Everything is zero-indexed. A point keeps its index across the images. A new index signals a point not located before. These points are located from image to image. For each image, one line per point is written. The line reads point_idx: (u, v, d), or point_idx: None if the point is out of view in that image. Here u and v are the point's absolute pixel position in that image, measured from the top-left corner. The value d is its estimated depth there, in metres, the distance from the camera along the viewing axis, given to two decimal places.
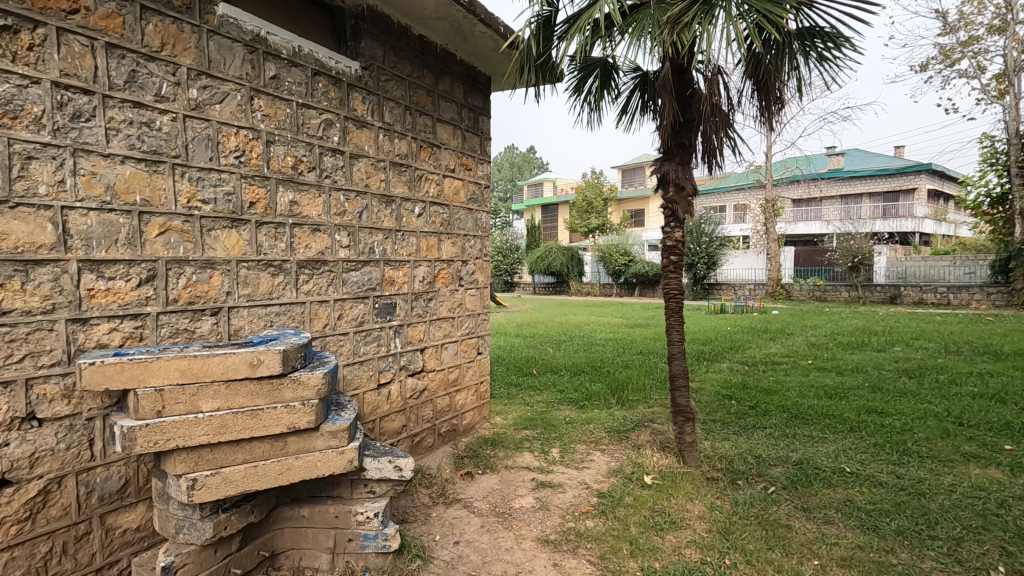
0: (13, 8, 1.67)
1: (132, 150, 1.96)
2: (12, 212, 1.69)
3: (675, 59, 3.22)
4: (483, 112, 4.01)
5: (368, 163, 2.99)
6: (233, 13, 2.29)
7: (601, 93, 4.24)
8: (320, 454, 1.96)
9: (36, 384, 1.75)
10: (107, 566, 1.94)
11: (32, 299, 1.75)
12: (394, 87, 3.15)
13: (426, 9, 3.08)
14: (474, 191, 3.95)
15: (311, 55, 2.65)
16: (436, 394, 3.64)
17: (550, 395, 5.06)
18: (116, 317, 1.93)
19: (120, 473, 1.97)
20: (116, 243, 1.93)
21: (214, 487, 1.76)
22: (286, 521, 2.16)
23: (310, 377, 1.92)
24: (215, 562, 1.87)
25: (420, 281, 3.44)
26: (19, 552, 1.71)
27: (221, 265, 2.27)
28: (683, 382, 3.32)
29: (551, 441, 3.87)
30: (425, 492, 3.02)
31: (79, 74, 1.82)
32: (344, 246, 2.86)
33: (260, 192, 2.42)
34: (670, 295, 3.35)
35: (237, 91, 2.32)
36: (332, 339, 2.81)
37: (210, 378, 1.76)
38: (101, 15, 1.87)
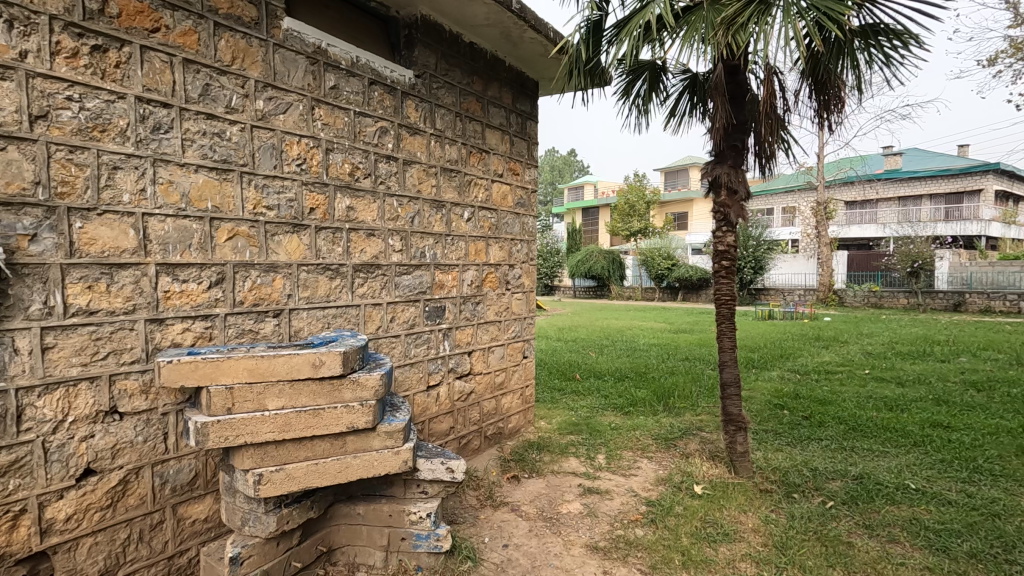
0: (102, 29, 1.78)
1: (204, 159, 2.07)
2: (99, 218, 1.80)
3: (729, 60, 3.15)
4: (530, 117, 4.03)
5: (421, 169, 3.05)
6: (297, 26, 2.38)
7: (649, 96, 4.19)
8: (377, 454, 2.01)
9: (118, 379, 1.87)
10: (178, 554, 2.05)
11: (116, 299, 1.86)
12: (445, 94, 3.21)
13: (476, 17, 3.12)
14: (521, 196, 3.98)
15: (368, 65, 2.73)
16: (483, 397, 3.67)
17: (594, 400, 5.03)
18: (189, 318, 2.04)
19: (190, 466, 2.08)
20: (190, 247, 2.04)
21: (279, 482, 1.84)
22: (342, 518, 2.23)
23: (368, 378, 1.97)
24: (277, 555, 1.95)
25: (469, 284, 3.48)
26: (101, 538, 1.83)
27: (284, 269, 2.36)
28: (735, 391, 3.24)
29: (597, 447, 3.84)
30: (472, 494, 3.05)
31: (159, 88, 1.93)
32: (397, 250, 2.92)
33: (320, 198, 2.50)
34: (721, 301, 3.28)
35: (300, 101, 2.41)
36: (384, 341, 2.88)
37: (275, 377, 1.82)
38: (179, 33, 1.98)
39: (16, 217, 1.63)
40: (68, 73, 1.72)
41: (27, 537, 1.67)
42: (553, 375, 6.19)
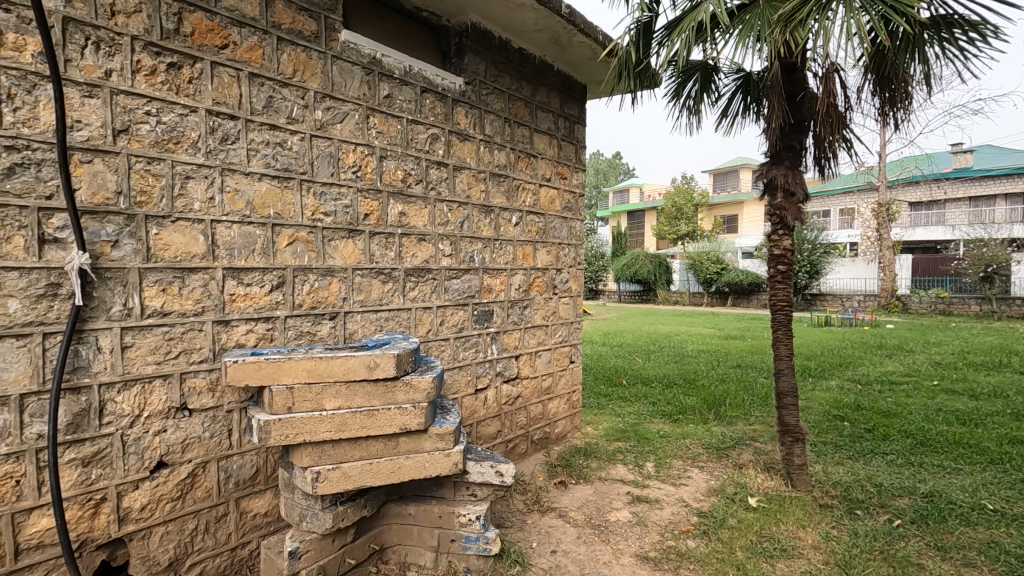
0: (178, 47, 1.90)
1: (267, 168, 2.16)
2: (173, 225, 1.91)
3: (786, 58, 3.04)
4: (578, 121, 4.02)
5: (470, 174, 3.09)
6: (353, 38, 2.46)
7: (700, 97, 4.11)
8: (429, 455, 2.04)
9: (188, 377, 1.97)
10: (240, 546, 2.14)
11: (187, 302, 1.96)
12: (494, 99, 3.24)
13: (526, 23, 3.13)
14: (569, 200, 3.97)
15: (420, 73, 2.78)
16: (530, 401, 3.67)
17: (641, 407, 4.94)
18: (252, 319, 2.13)
19: (252, 462, 2.17)
20: (253, 252, 2.13)
21: (335, 481, 1.89)
22: (394, 517, 2.27)
23: (420, 381, 2.01)
24: (333, 551, 2.01)
25: (516, 288, 3.49)
26: (171, 528, 1.93)
27: (340, 273, 2.44)
28: (792, 400, 3.11)
29: (645, 454, 3.77)
30: (520, 498, 3.05)
31: (227, 101, 2.04)
32: (447, 254, 2.97)
33: (374, 204, 2.57)
34: (777, 307, 3.16)
35: (356, 110, 2.48)
36: (434, 344, 2.92)
37: (332, 378, 1.88)
38: (246, 48, 2.08)
39: (100, 224, 1.75)
40: (147, 89, 1.84)
41: (107, 523, 1.79)
42: (599, 381, 6.12)
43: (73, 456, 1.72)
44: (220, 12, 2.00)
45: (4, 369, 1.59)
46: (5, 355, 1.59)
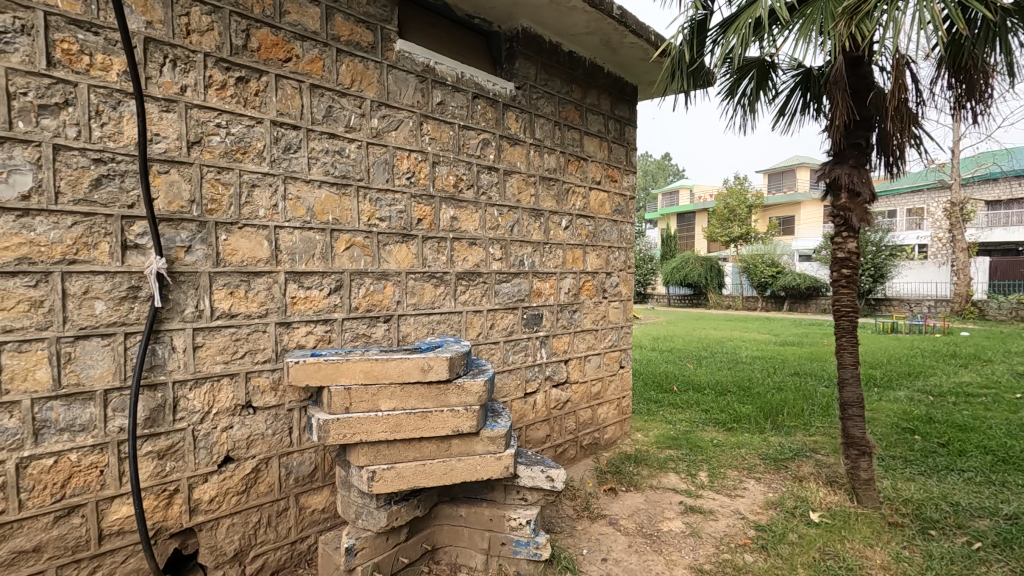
0: (245, 62, 2.00)
1: (327, 175, 2.24)
2: (240, 231, 2.01)
3: (851, 53, 2.90)
4: (629, 122, 3.97)
5: (520, 179, 3.10)
6: (408, 47, 2.52)
7: (757, 95, 3.98)
8: (480, 458, 2.06)
9: (253, 377, 2.06)
10: (299, 540, 2.21)
11: (252, 304, 2.06)
12: (544, 103, 3.24)
13: (576, 26, 3.12)
14: (620, 203, 3.92)
15: (472, 79, 2.82)
16: (579, 406, 3.64)
17: (694, 414, 4.81)
18: (312, 322, 2.21)
19: (311, 459, 2.24)
20: (313, 257, 2.21)
21: (389, 480, 1.93)
22: (445, 518, 2.30)
23: (472, 384, 2.02)
24: (387, 549, 2.05)
25: (566, 292, 3.47)
26: (237, 520, 2.03)
27: (393, 276, 2.50)
28: (858, 411, 2.96)
29: (698, 463, 3.67)
30: (569, 504, 3.03)
31: (290, 112, 2.13)
32: (497, 258, 2.99)
33: (426, 209, 2.62)
34: (841, 313, 3.02)
35: (410, 118, 2.54)
36: (484, 347, 2.94)
37: (387, 379, 1.93)
38: (307, 61, 2.17)
39: (175, 231, 1.86)
40: (218, 103, 1.94)
41: (179, 513, 1.89)
42: (648, 386, 6.00)
43: (150, 449, 1.82)
44: (283, 27, 2.10)
45: (90, 366, 1.71)
46: (91, 353, 1.71)
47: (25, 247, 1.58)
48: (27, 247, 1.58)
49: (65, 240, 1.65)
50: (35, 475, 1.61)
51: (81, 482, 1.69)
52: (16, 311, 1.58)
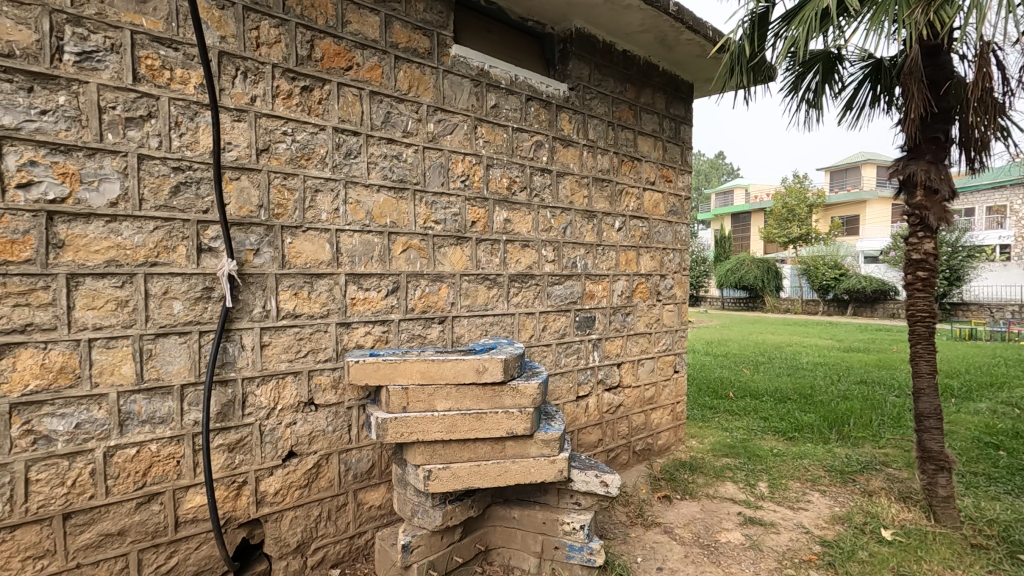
0: (310, 72, 2.07)
1: (385, 180, 2.29)
2: (304, 235, 2.08)
3: (928, 41, 2.72)
4: (685, 121, 3.87)
5: (573, 180, 3.08)
6: (463, 52, 2.55)
7: (822, 89, 3.80)
8: (535, 460, 2.05)
9: (315, 375, 2.14)
10: (357, 535, 2.28)
11: (315, 305, 2.13)
12: (598, 104, 3.20)
13: (631, 24, 3.07)
14: (674, 203, 3.83)
15: (525, 82, 2.82)
16: (633, 411, 3.58)
17: (751, 422, 4.63)
18: (370, 322, 2.27)
19: (369, 456, 2.30)
20: (372, 259, 2.27)
21: (445, 480, 1.96)
22: (499, 519, 2.31)
23: (526, 386, 2.02)
24: (442, 547, 2.08)
25: (619, 295, 3.42)
26: (299, 512, 2.10)
27: (448, 278, 2.53)
28: (935, 424, 2.77)
29: (758, 473, 3.53)
30: (623, 510, 2.98)
31: (351, 119, 2.19)
32: (550, 260, 2.98)
33: (480, 212, 2.64)
34: (916, 318, 2.83)
35: (465, 121, 2.57)
36: (537, 350, 2.94)
37: (443, 380, 1.95)
38: (367, 68, 2.23)
39: (245, 234, 1.95)
40: (284, 112, 2.02)
41: (247, 504, 1.98)
42: (703, 392, 5.83)
43: (221, 442, 1.92)
44: (345, 36, 2.16)
45: (169, 362, 1.81)
46: (170, 350, 1.82)
47: (113, 250, 1.70)
48: (114, 250, 1.70)
49: (147, 244, 1.76)
50: (120, 464, 1.72)
51: (159, 471, 1.80)
52: (104, 309, 1.69)
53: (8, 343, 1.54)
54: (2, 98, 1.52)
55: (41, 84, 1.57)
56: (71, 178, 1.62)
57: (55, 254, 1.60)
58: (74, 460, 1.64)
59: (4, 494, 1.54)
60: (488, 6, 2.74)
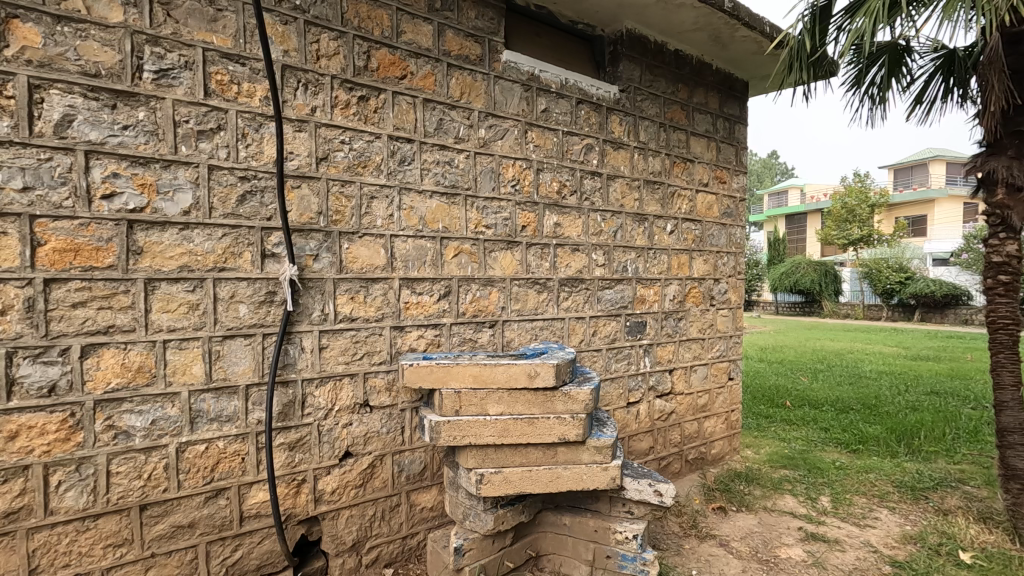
0: (366, 82, 2.13)
1: (437, 186, 2.33)
2: (360, 240, 2.14)
3: (1009, 28, 2.54)
4: (740, 120, 3.75)
5: (624, 183, 3.04)
6: (514, 58, 2.56)
7: (888, 83, 3.61)
8: (587, 468, 2.02)
9: (370, 377, 2.18)
10: (410, 535, 2.31)
11: (370, 308, 2.18)
12: (649, 105, 3.15)
13: (684, 23, 3.00)
14: (729, 205, 3.72)
15: (576, 85, 2.81)
16: (685, 418, 3.49)
17: (811, 433, 4.43)
18: (423, 326, 2.31)
19: (421, 458, 2.33)
20: (425, 264, 2.30)
21: (497, 484, 1.96)
22: (549, 525, 2.29)
23: (579, 392, 1.99)
24: (493, 552, 2.08)
25: (671, 299, 3.35)
26: (355, 512, 2.15)
27: (498, 283, 2.54)
28: (1018, 440, 2.58)
29: (819, 486, 3.37)
30: (675, 521, 2.90)
31: (405, 127, 2.24)
32: (600, 264, 2.94)
33: (531, 216, 2.64)
34: (997, 325, 2.64)
35: (515, 126, 2.57)
36: (587, 355, 2.90)
37: (496, 385, 1.95)
38: (421, 77, 2.27)
39: (305, 240, 2.02)
40: (342, 121, 2.08)
41: (306, 502, 2.04)
42: (757, 400, 5.62)
43: (282, 441, 1.99)
44: (400, 46, 2.21)
45: (235, 363, 1.89)
46: (236, 351, 1.90)
47: (185, 256, 1.79)
48: (187, 256, 1.79)
49: (216, 250, 1.84)
50: (191, 459, 1.81)
51: (226, 467, 1.88)
52: (177, 312, 1.78)
53: (93, 343, 1.64)
54: (90, 115, 1.63)
55: (123, 101, 1.68)
56: (150, 188, 1.72)
57: (134, 260, 1.70)
58: (150, 454, 1.74)
59: (89, 484, 1.65)
60: (538, 11, 2.74)
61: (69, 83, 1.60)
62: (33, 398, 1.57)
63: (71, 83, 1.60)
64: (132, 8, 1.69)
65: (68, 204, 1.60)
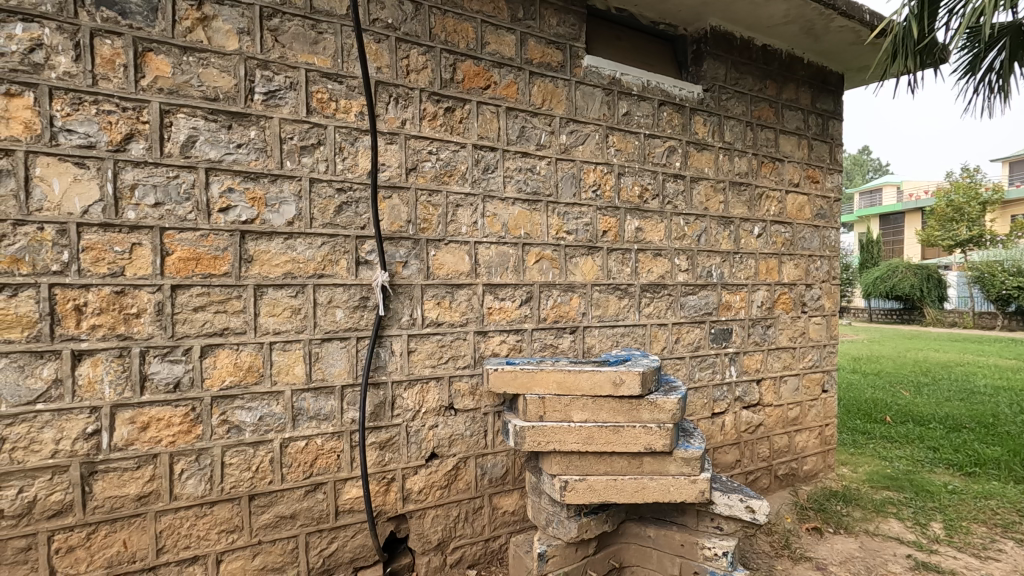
0: (453, 93, 2.20)
1: (520, 193, 2.36)
2: (446, 247, 2.20)
3: None
4: (835, 115, 3.53)
5: (708, 185, 2.94)
6: (595, 62, 2.55)
7: (1010, 68, 3.28)
8: (674, 479, 1.96)
9: (455, 381, 2.24)
10: (492, 538, 2.34)
11: (455, 313, 2.23)
12: (735, 104, 3.03)
13: (773, 16, 2.87)
14: (822, 206, 3.50)
15: (658, 86, 2.75)
16: (774, 431, 3.31)
17: (917, 452, 4.06)
18: (505, 331, 2.34)
19: (503, 462, 2.36)
20: (507, 270, 2.34)
21: (581, 492, 1.94)
22: (633, 536, 2.24)
23: (665, 401, 1.94)
24: (576, 560, 2.06)
25: (759, 306, 3.19)
26: (440, 512, 2.21)
27: (579, 288, 2.52)
28: None
29: (929, 511, 3.08)
30: (766, 540, 2.75)
31: (489, 135, 2.28)
32: (683, 269, 2.86)
33: (612, 221, 2.61)
34: None
35: (596, 131, 2.56)
36: (669, 363, 2.83)
37: (580, 391, 1.94)
38: (504, 86, 2.31)
39: (396, 248, 2.10)
40: (430, 133, 2.16)
41: (395, 500, 2.12)
42: (853, 415, 5.22)
43: (374, 440, 2.08)
44: (484, 57, 2.26)
45: (332, 364, 2.00)
46: (333, 353, 2.00)
47: (290, 264, 1.92)
48: (291, 264, 1.92)
49: (316, 258, 1.96)
50: (293, 454, 1.93)
51: (323, 463, 1.99)
52: (282, 316, 1.91)
53: (211, 344, 1.79)
54: (210, 136, 1.79)
55: (237, 122, 1.83)
56: (259, 201, 1.86)
57: (245, 268, 1.84)
58: (258, 448, 1.87)
59: (206, 473, 1.80)
60: (619, 14, 2.72)
61: (193, 107, 1.76)
62: (161, 393, 1.73)
63: (194, 108, 1.76)
64: (245, 36, 1.83)
65: (192, 217, 1.76)
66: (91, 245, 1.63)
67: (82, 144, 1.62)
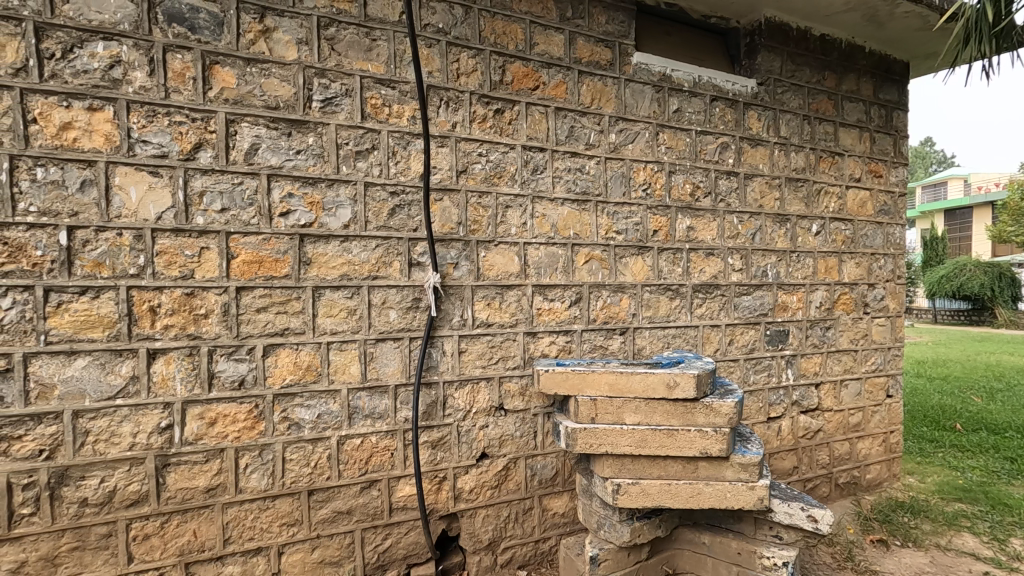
0: (502, 95, 2.21)
1: (569, 193, 2.34)
2: (496, 249, 2.21)
3: None
4: (899, 106, 3.35)
5: (763, 182, 2.85)
6: (645, 59, 2.51)
7: None
8: (731, 485, 1.90)
9: (505, 381, 2.24)
10: (542, 539, 2.33)
11: (505, 314, 2.24)
12: (792, 97, 2.92)
13: (833, 4, 2.75)
14: (886, 202, 3.33)
15: (710, 82, 2.68)
16: (834, 438, 3.17)
17: (993, 462, 3.80)
18: (555, 332, 2.33)
19: (552, 464, 2.35)
20: (556, 271, 2.33)
21: (634, 495, 1.91)
22: (687, 542, 2.20)
23: (721, 405, 1.88)
24: (629, 564, 2.03)
25: (817, 307, 3.06)
26: (490, 511, 2.22)
27: (629, 289, 2.49)
28: None
29: (1007, 526, 2.88)
30: (827, 551, 2.64)
31: (538, 136, 2.28)
32: (737, 269, 2.77)
33: (663, 220, 2.56)
34: None
35: (646, 129, 2.52)
36: (723, 365, 2.75)
37: (633, 394, 1.91)
38: (552, 86, 2.31)
39: (447, 249, 2.13)
40: (480, 135, 2.17)
41: (447, 498, 2.15)
42: (919, 422, 4.94)
43: (426, 438, 2.11)
44: (533, 58, 2.26)
45: (386, 364, 2.04)
46: (387, 353, 2.04)
47: (346, 266, 1.97)
48: (347, 266, 1.97)
49: (371, 260, 2.01)
50: (349, 451, 1.98)
51: (378, 461, 2.03)
52: (339, 317, 1.96)
53: (273, 343, 1.86)
54: (272, 143, 1.86)
55: (297, 129, 1.89)
56: (317, 205, 1.92)
57: (304, 270, 1.91)
58: (316, 444, 1.93)
59: (269, 468, 1.87)
60: (669, 9, 2.66)
61: (256, 116, 1.83)
62: (228, 390, 1.81)
63: (256, 116, 1.84)
64: (304, 46, 1.90)
65: (255, 221, 1.83)
66: (164, 249, 1.73)
67: (156, 154, 1.72)
